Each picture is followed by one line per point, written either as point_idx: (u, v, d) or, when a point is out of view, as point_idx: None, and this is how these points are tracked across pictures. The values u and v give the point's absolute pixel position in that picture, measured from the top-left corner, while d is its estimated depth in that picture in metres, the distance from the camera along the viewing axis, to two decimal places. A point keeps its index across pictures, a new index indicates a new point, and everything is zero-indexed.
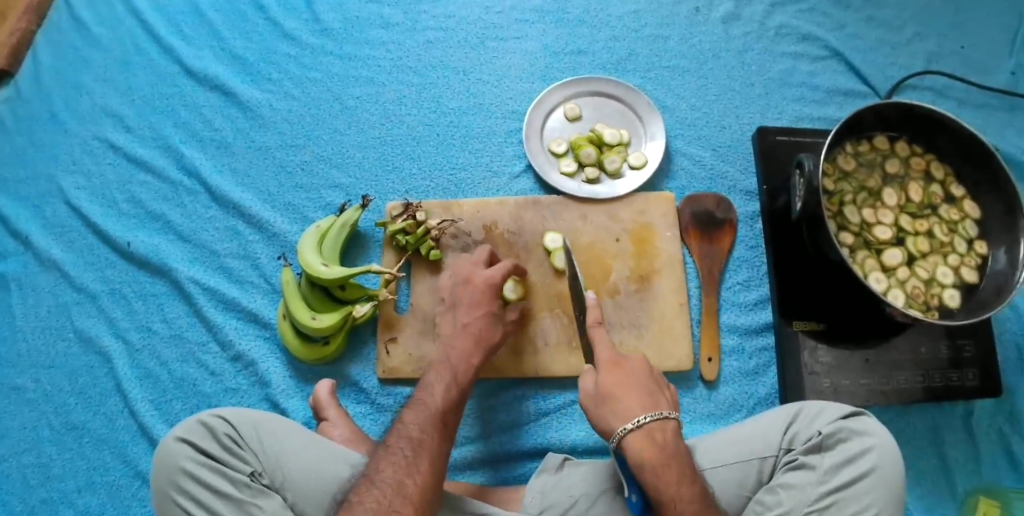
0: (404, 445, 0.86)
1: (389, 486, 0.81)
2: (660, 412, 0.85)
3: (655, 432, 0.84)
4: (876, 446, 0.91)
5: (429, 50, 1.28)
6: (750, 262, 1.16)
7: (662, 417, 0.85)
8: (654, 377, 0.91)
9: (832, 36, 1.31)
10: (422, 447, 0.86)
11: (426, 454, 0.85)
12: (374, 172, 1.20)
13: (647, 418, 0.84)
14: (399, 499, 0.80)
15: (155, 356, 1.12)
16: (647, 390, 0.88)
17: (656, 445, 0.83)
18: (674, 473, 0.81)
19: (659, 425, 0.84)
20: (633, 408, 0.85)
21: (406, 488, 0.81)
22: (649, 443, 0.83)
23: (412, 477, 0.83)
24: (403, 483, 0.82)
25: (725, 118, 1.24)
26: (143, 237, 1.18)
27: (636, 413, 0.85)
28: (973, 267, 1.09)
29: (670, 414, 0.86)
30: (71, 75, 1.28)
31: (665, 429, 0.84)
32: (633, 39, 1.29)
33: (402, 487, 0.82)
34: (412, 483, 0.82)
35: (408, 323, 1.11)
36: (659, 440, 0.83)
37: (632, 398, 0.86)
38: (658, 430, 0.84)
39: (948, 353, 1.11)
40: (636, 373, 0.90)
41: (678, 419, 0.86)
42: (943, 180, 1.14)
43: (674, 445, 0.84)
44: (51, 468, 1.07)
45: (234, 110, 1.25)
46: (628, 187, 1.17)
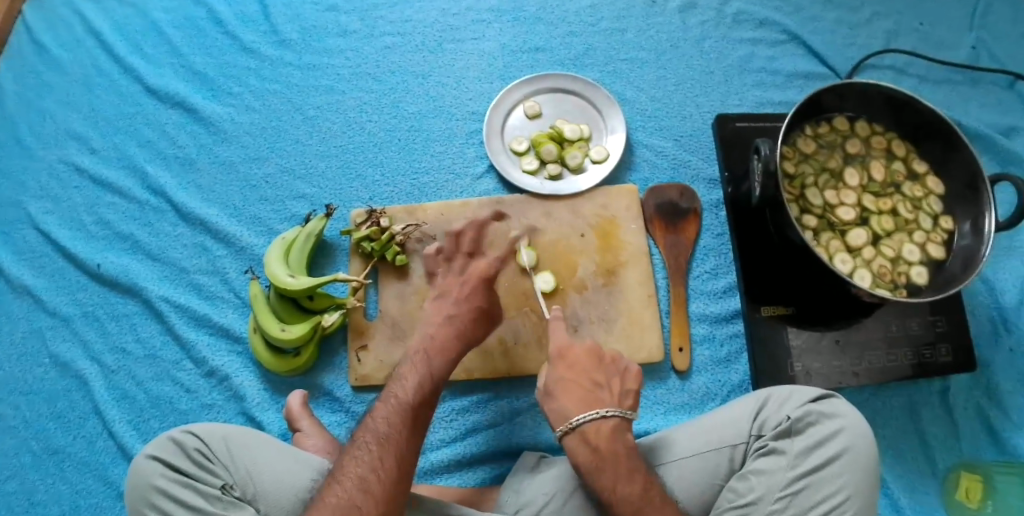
0: (369, 442, 0.84)
1: (351, 482, 0.81)
2: (596, 411, 0.88)
3: (589, 433, 0.87)
4: (846, 429, 0.91)
5: (387, 56, 1.28)
6: (717, 250, 1.16)
7: (599, 417, 0.87)
8: (601, 371, 0.93)
9: (790, 20, 1.31)
10: (389, 442, 0.84)
11: (392, 449, 0.84)
12: (338, 181, 1.20)
13: (583, 419, 0.87)
14: (361, 495, 0.80)
15: (130, 376, 1.12)
16: (589, 387, 0.91)
17: (591, 446, 0.86)
18: (609, 475, 0.84)
19: (596, 425, 0.87)
20: (570, 409, 0.89)
21: (368, 484, 0.80)
22: (583, 444, 0.87)
23: (376, 472, 0.82)
24: (366, 479, 0.81)
25: (686, 107, 1.24)
26: (112, 258, 1.18)
27: (573, 414, 0.88)
28: (939, 242, 1.09)
29: (610, 412, 0.88)
30: (35, 101, 1.28)
31: (601, 430, 0.87)
32: (591, 34, 1.29)
33: (364, 482, 0.81)
34: (376, 480, 0.81)
35: (378, 330, 1.11)
36: (595, 441, 0.86)
37: (574, 398, 0.89)
38: (594, 430, 0.87)
39: (919, 329, 1.11)
40: (581, 370, 0.93)
41: (617, 417, 0.88)
42: (905, 157, 1.14)
43: (610, 444, 0.86)
44: (33, 494, 1.07)
45: (197, 126, 1.25)
46: (590, 181, 1.17)
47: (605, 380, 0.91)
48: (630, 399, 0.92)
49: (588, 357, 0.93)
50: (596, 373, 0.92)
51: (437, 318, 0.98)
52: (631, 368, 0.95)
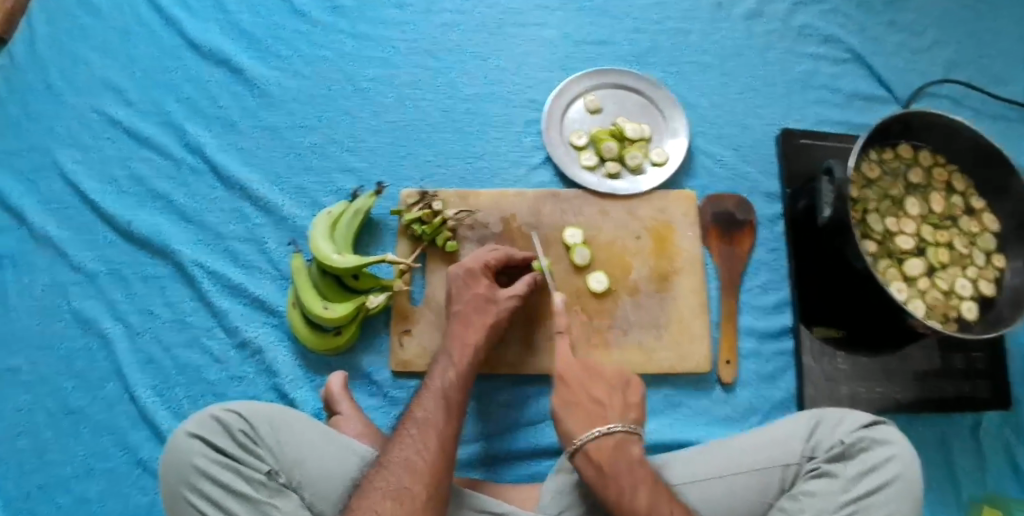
0: (410, 428, 0.86)
1: (397, 464, 0.82)
2: (555, 342, 0.96)
3: (555, 355, 0.96)
4: (900, 456, 0.90)
5: (446, 33, 1.24)
6: (770, 265, 1.15)
7: (562, 340, 0.97)
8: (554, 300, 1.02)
9: (853, 39, 1.30)
10: (428, 427, 0.86)
11: (433, 432, 0.85)
12: (388, 158, 1.16)
13: (549, 345, 0.96)
14: (407, 475, 0.81)
15: (157, 339, 1.07)
16: (558, 322, 1.00)
17: (558, 364, 0.95)
18: (573, 387, 0.91)
19: (560, 348, 0.96)
20: (538, 341, 0.98)
21: (413, 464, 0.82)
22: (553, 366, 0.95)
23: (419, 453, 0.83)
24: (410, 460, 0.83)
25: (748, 117, 1.22)
26: (144, 216, 1.12)
27: (537, 347, 0.97)
28: (991, 280, 1.09)
29: (569, 336, 0.97)
30: (71, 45, 1.23)
31: (565, 349, 0.96)
32: (656, 32, 1.26)
33: (409, 463, 0.82)
34: (419, 459, 0.83)
35: (422, 316, 1.07)
36: (558, 363, 0.94)
37: (542, 330, 0.99)
38: (556, 355, 0.95)
39: (961, 364, 1.11)
40: (543, 307, 1.02)
41: (577, 338, 0.98)
42: (964, 192, 1.14)
43: (570, 365, 0.94)
44: (47, 452, 1.01)
45: (241, 87, 1.20)
46: (650, 183, 1.15)
47: (568, 312, 1.00)
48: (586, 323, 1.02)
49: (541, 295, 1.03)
50: (554, 309, 1.02)
51: (467, 315, 0.98)
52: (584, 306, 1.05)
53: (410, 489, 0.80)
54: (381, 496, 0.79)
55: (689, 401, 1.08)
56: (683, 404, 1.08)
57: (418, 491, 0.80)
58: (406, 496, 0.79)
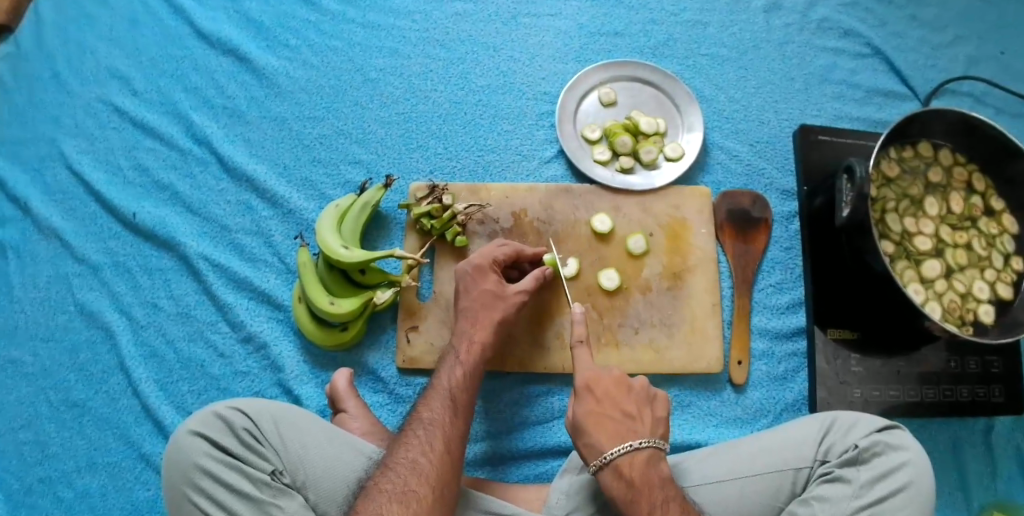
0: (416, 428, 0.86)
1: (403, 465, 0.81)
2: (628, 445, 0.85)
3: (623, 466, 0.84)
4: (912, 461, 0.89)
5: (458, 23, 1.21)
6: (784, 264, 1.13)
7: (632, 449, 0.85)
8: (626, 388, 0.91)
9: (874, 33, 1.27)
10: (435, 429, 0.85)
11: (440, 433, 0.85)
12: (397, 150, 1.14)
13: (618, 452, 0.84)
14: (413, 477, 0.80)
15: (160, 333, 1.07)
16: (621, 419, 0.88)
17: (626, 480, 0.84)
18: (644, 505, 0.82)
19: (630, 458, 0.85)
20: (602, 444, 0.86)
21: (419, 466, 0.81)
22: (618, 478, 0.84)
23: (425, 454, 0.82)
24: (417, 461, 0.82)
25: (764, 112, 1.20)
26: (149, 208, 1.12)
27: (605, 448, 0.86)
28: (1009, 283, 1.07)
29: (642, 443, 0.85)
30: (75, 32, 1.21)
31: (635, 461, 0.85)
32: (672, 24, 1.24)
33: (416, 465, 0.81)
34: (425, 461, 0.82)
35: (431, 312, 1.06)
36: (630, 473, 0.84)
37: (605, 430, 0.87)
38: (628, 463, 0.84)
39: (975, 368, 1.10)
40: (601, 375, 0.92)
41: (652, 447, 0.86)
42: (984, 192, 1.11)
43: (645, 474, 0.84)
44: (49, 447, 1.02)
45: (249, 76, 1.18)
46: (665, 178, 1.12)
47: (636, 411, 0.88)
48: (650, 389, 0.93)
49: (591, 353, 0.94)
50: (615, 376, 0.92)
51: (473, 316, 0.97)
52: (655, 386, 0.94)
53: (417, 491, 0.79)
54: (386, 498, 0.77)
55: (698, 402, 1.07)
56: (694, 404, 1.07)
57: (424, 494, 0.79)
58: (413, 498, 0.78)
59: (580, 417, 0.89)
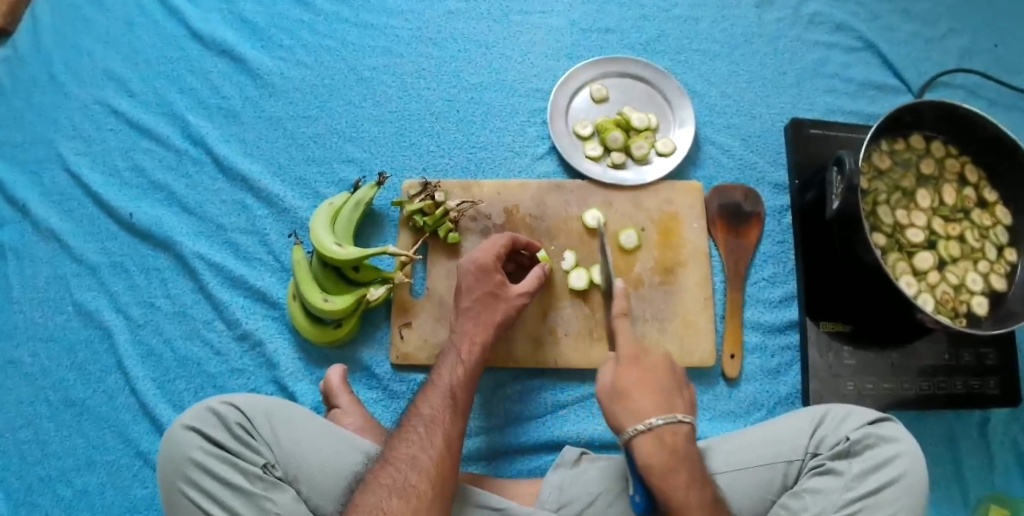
0: (417, 425, 0.86)
1: (403, 462, 0.82)
2: (673, 416, 0.82)
3: (665, 435, 0.81)
4: (904, 453, 0.89)
5: (450, 22, 1.22)
6: (776, 258, 1.13)
7: (677, 421, 0.82)
8: (675, 412, 0.83)
9: (867, 27, 1.27)
10: (435, 426, 0.86)
11: (440, 429, 0.85)
12: (390, 148, 1.15)
13: (661, 421, 0.81)
14: (414, 473, 0.81)
15: (157, 332, 1.08)
16: (666, 391, 0.85)
17: (666, 449, 0.81)
18: (684, 478, 0.79)
19: (673, 429, 0.82)
20: (647, 408, 0.83)
21: (420, 462, 0.82)
22: (659, 446, 0.80)
23: (426, 451, 0.83)
24: (417, 457, 0.83)
25: (756, 107, 1.20)
26: (146, 208, 1.13)
27: (649, 415, 0.82)
28: (1002, 274, 1.07)
29: (685, 419, 0.83)
30: (72, 35, 1.22)
31: (678, 433, 0.82)
32: (664, 20, 1.24)
33: (416, 461, 0.82)
34: (425, 457, 0.83)
35: (424, 308, 1.07)
36: (673, 443, 0.81)
37: (648, 398, 0.84)
38: (673, 433, 0.82)
39: (970, 360, 1.10)
40: (654, 373, 0.86)
41: (693, 423, 0.84)
42: (976, 183, 1.11)
43: (686, 448, 0.82)
44: (48, 447, 1.04)
45: (243, 76, 1.19)
46: (656, 173, 1.13)
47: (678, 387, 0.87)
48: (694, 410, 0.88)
49: (661, 361, 0.88)
50: (668, 378, 0.87)
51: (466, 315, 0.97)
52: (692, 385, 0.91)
53: (417, 487, 0.80)
54: (387, 493, 0.79)
55: None
56: None
57: (425, 489, 0.80)
58: (413, 494, 0.79)
59: (618, 382, 0.85)
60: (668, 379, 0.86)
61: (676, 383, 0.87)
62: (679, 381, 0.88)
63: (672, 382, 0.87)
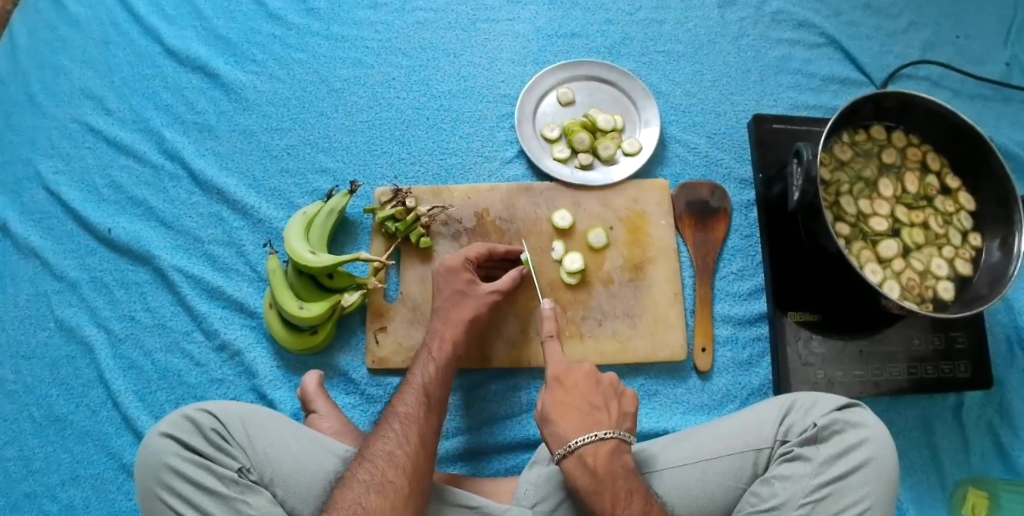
0: (393, 422, 0.89)
1: (380, 458, 0.85)
2: (594, 435, 0.88)
3: (587, 456, 0.87)
4: (871, 438, 0.91)
5: (418, 31, 1.25)
6: (744, 251, 1.15)
7: (597, 439, 0.87)
8: (598, 429, 0.89)
9: (829, 23, 1.29)
10: (411, 422, 0.89)
11: (415, 425, 0.88)
12: (362, 157, 1.17)
13: (581, 441, 0.87)
14: (390, 468, 0.84)
15: (139, 345, 1.10)
16: (587, 411, 0.91)
17: (589, 469, 0.86)
18: (608, 497, 0.85)
19: (594, 448, 0.87)
20: (567, 433, 0.89)
21: (396, 457, 0.85)
22: (583, 467, 0.86)
23: (401, 447, 0.86)
24: (393, 453, 0.85)
25: (721, 104, 1.23)
26: (125, 224, 1.15)
27: (570, 437, 0.88)
28: (967, 259, 1.09)
29: (607, 434, 0.88)
30: (49, 57, 1.25)
31: (599, 451, 0.87)
32: (628, 23, 1.27)
33: (392, 457, 0.85)
34: (402, 453, 0.85)
35: (398, 312, 1.09)
36: (596, 464, 0.86)
37: (571, 420, 0.90)
38: (594, 453, 0.87)
39: (940, 344, 1.11)
40: (579, 393, 0.92)
41: (616, 438, 0.88)
42: (939, 171, 1.13)
43: (609, 466, 0.86)
44: (33, 461, 1.05)
45: (217, 91, 1.22)
46: (622, 173, 1.15)
47: (603, 403, 0.91)
48: (626, 420, 0.92)
49: (586, 379, 0.93)
50: (595, 396, 0.92)
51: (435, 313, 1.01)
52: (625, 394, 0.95)
53: (394, 482, 0.83)
54: (365, 489, 0.82)
55: (665, 390, 1.09)
56: (660, 393, 1.08)
57: (402, 485, 0.83)
58: (390, 489, 0.82)
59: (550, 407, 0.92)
60: (592, 398, 0.92)
61: (603, 400, 0.92)
62: (606, 396, 0.93)
63: (597, 399, 0.92)
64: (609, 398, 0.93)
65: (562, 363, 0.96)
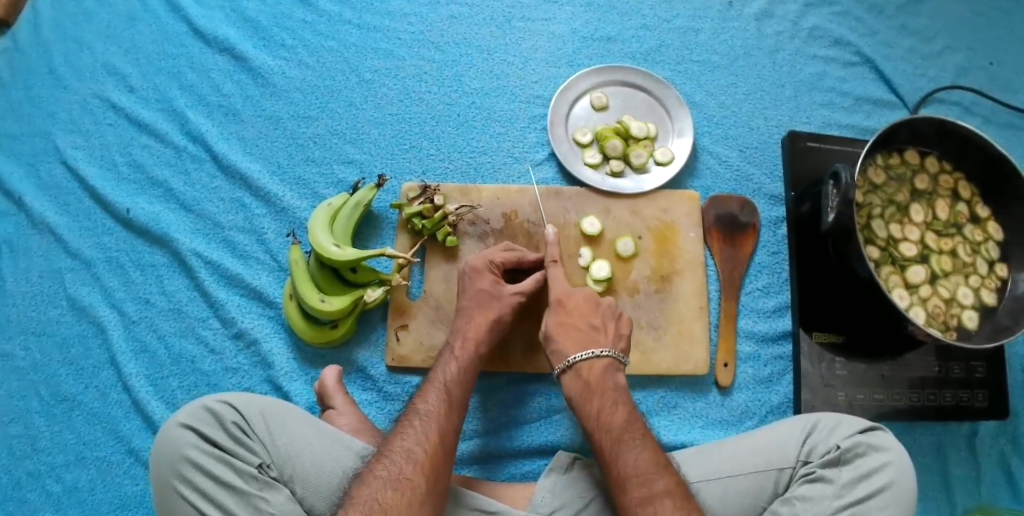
0: (412, 419, 0.87)
1: (399, 454, 0.83)
2: (590, 351, 0.94)
3: (584, 369, 0.93)
4: (894, 463, 0.90)
5: (452, 26, 1.22)
6: (770, 268, 1.14)
7: (593, 356, 0.94)
8: (595, 347, 0.95)
9: (865, 43, 1.28)
10: (431, 420, 0.87)
11: (436, 423, 0.86)
12: (390, 150, 1.15)
13: (579, 356, 0.94)
14: (409, 465, 0.82)
15: (152, 329, 1.08)
16: (586, 330, 0.96)
17: (583, 381, 0.92)
18: (596, 402, 0.90)
19: (590, 363, 0.93)
20: (566, 349, 0.95)
21: (415, 454, 0.83)
22: (577, 378, 0.93)
23: (421, 444, 0.84)
24: (413, 450, 0.84)
25: (754, 119, 1.21)
26: (143, 204, 1.13)
27: (569, 353, 0.94)
28: (993, 290, 1.08)
29: (603, 352, 0.94)
30: (72, 29, 1.22)
31: (594, 366, 0.93)
32: (664, 30, 1.25)
33: (411, 454, 0.83)
34: (421, 450, 0.84)
35: (420, 310, 1.07)
36: (589, 376, 0.93)
37: (571, 339, 0.96)
38: (589, 367, 0.93)
39: (959, 373, 1.11)
40: (580, 315, 0.97)
41: (610, 357, 0.94)
42: (970, 199, 1.12)
43: (601, 380, 0.92)
44: (39, 441, 1.03)
45: (244, 75, 1.19)
46: (654, 183, 1.14)
47: (601, 323, 0.97)
48: (622, 342, 0.97)
49: (586, 302, 0.98)
50: (594, 317, 0.98)
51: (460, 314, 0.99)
52: (624, 318, 1.00)
53: (412, 479, 0.81)
54: (382, 485, 0.80)
55: (684, 403, 1.08)
56: (680, 406, 1.08)
57: (419, 482, 0.81)
58: (407, 486, 0.80)
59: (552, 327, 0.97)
60: (591, 318, 0.97)
61: (601, 321, 0.97)
62: (606, 318, 0.98)
63: (596, 321, 0.97)
64: (607, 319, 0.98)
65: (566, 288, 1.00)
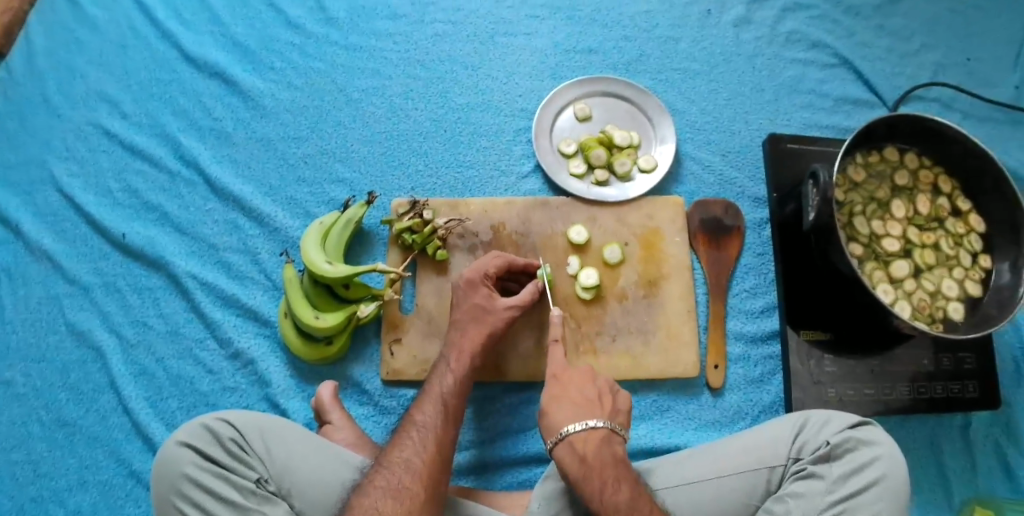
0: (410, 430, 0.89)
1: (397, 465, 0.85)
2: (584, 423, 0.88)
3: (579, 442, 0.87)
4: (884, 456, 0.91)
5: (437, 43, 1.25)
6: (757, 269, 1.16)
7: (588, 428, 0.88)
8: (589, 419, 0.89)
9: (842, 44, 1.30)
10: (428, 430, 0.89)
11: (433, 434, 0.88)
12: (379, 167, 1.18)
13: (575, 429, 0.88)
14: (407, 475, 0.84)
15: (151, 351, 1.10)
16: (582, 404, 0.91)
17: (579, 456, 0.87)
18: (596, 482, 0.84)
19: (585, 435, 0.87)
20: (560, 422, 0.89)
21: (413, 464, 0.85)
22: (573, 455, 0.87)
23: (419, 454, 0.86)
24: (411, 460, 0.85)
25: (736, 123, 1.24)
26: (138, 228, 1.15)
27: (562, 426, 0.89)
28: (977, 281, 1.10)
29: (597, 423, 0.88)
30: (65, 59, 1.25)
31: (590, 438, 0.87)
32: (645, 40, 1.28)
33: (410, 464, 0.85)
34: (418, 460, 0.85)
35: (413, 324, 1.09)
36: (584, 450, 0.87)
37: (566, 411, 0.90)
38: (583, 440, 0.87)
39: (949, 365, 1.12)
40: (574, 388, 0.93)
41: (607, 428, 0.88)
42: (950, 193, 1.14)
43: (598, 454, 0.86)
44: (41, 465, 1.05)
45: (234, 98, 1.22)
46: (639, 190, 1.16)
47: (596, 397, 0.92)
48: (620, 416, 0.92)
49: (580, 374, 0.94)
50: (588, 389, 0.93)
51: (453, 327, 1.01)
52: (620, 390, 0.95)
53: (410, 489, 0.83)
54: (382, 494, 0.82)
55: (677, 406, 1.09)
56: (672, 408, 1.09)
57: (418, 491, 0.83)
58: (406, 495, 0.82)
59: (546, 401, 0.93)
60: (586, 390, 0.92)
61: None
62: (600, 390, 0.93)
63: (591, 393, 0.92)
64: (601, 391, 0.93)
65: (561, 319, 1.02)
